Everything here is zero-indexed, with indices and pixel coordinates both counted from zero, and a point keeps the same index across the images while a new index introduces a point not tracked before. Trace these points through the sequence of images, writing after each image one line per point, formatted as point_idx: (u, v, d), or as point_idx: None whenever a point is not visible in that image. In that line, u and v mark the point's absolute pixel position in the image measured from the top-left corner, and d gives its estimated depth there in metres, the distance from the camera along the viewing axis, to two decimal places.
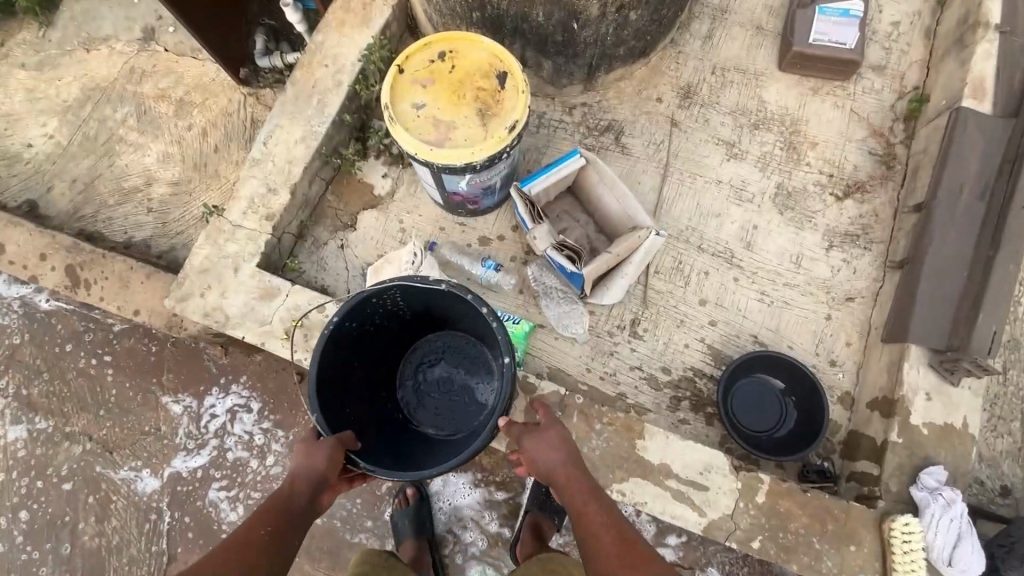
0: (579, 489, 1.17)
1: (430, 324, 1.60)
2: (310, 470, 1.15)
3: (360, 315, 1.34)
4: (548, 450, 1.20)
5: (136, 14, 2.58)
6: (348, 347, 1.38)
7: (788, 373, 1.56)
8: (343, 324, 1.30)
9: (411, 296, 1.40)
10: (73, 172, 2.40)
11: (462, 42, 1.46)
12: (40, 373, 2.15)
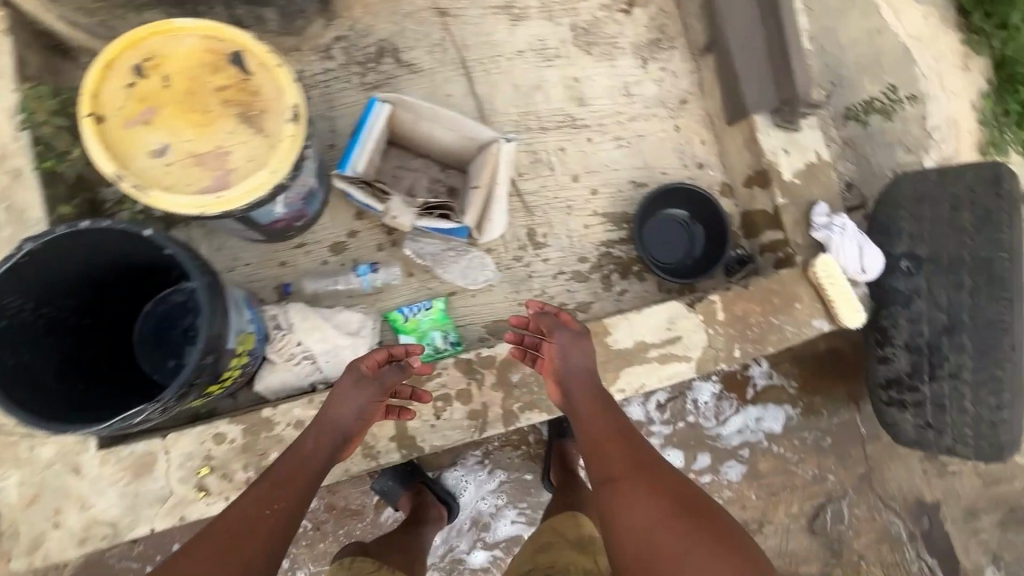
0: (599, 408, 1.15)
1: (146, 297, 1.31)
2: (348, 404, 1.11)
3: (48, 343, 1.12)
4: (578, 355, 1.21)
5: None
6: (66, 381, 1.13)
7: (678, 199, 1.64)
8: (43, 358, 1.10)
9: (56, 292, 1.12)
10: None
11: (153, 42, 1.06)
12: None
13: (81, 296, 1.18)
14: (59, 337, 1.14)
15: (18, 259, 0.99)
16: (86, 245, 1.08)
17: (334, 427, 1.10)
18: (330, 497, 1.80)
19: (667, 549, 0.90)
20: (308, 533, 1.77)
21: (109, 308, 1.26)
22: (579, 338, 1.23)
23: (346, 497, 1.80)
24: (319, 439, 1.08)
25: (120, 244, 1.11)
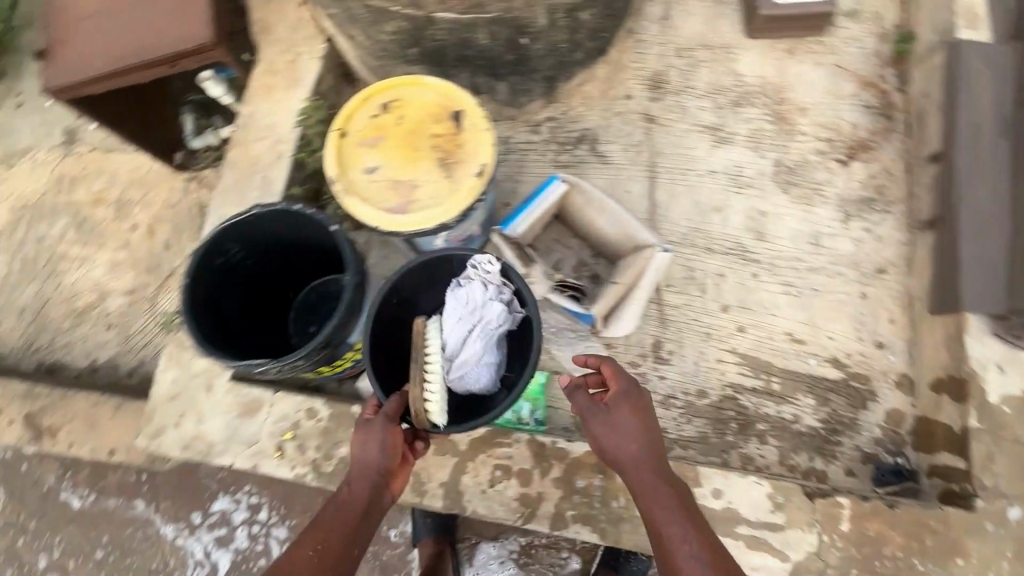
0: (646, 480, 1.03)
1: (293, 257, 1.37)
2: (370, 444, 1.06)
3: (227, 281, 1.28)
4: (629, 426, 1.06)
5: (55, 119, 2.40)
6: (217, 308, 1.26)
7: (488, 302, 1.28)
8: (216, 307, 1.26)
9: (236, 234, 1.23)
10: (19, 303, 2.22)
11: (403, 88, 1.29)
12: (29, 528, 1.96)
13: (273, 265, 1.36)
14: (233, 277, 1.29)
15: (223, 228, 1.20)
16: (286, 219, 1.23)
17: (369, 468, 1.05)
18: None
19: None
20: None
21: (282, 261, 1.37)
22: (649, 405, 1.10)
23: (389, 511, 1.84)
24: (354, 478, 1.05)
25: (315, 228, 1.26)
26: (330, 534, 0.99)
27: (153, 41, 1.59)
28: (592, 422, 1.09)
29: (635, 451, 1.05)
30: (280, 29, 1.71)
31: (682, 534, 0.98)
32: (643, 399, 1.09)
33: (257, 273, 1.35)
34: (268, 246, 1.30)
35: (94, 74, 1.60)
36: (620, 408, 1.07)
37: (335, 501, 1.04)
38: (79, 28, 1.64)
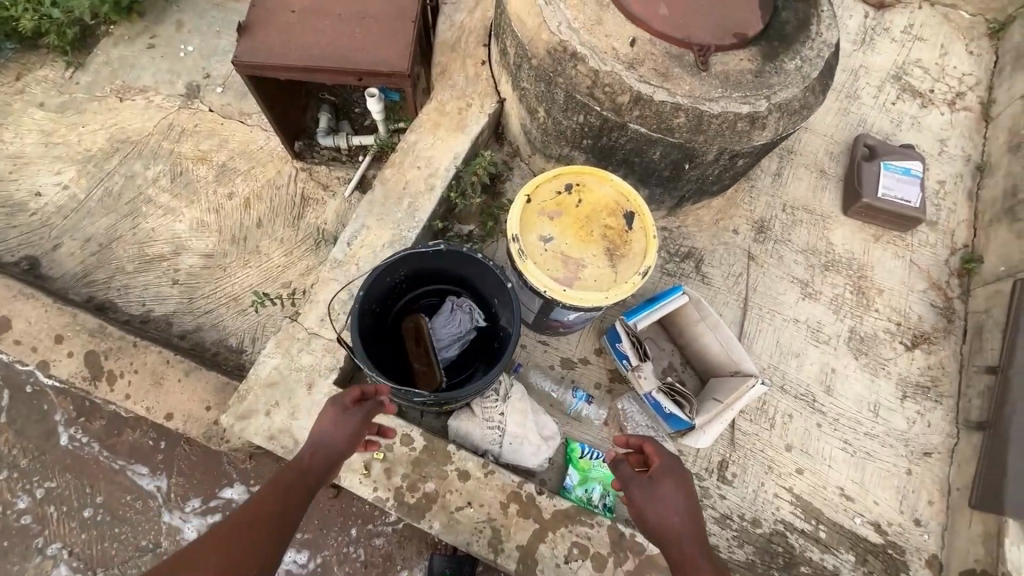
0: (690, 555, 1.00)
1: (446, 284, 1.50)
2: (340, 430, 1.15)
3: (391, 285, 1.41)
4: (676, 500, 1.06)
5: (181, 69, 2.45)
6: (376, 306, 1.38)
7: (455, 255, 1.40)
8: (373, 293, 1.35)
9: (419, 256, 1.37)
10: (86, 232, 2.17)
11: (589, 177, 1.43)
12: (18, 466, 1.83)
13: (425, 277, 1.48)
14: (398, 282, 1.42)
15: (422, 249, 1.34)
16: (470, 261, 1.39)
17: (334, 447, 1.13)
18: (405, 532, 1.83)
19: None
20: (356, 563, 1.79)
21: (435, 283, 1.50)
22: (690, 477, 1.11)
23: (408, 550, 1.81)
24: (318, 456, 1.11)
25: (487, 281, 1.42)
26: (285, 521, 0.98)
27: (351, 54, 1.72)
28: (634, 492, 1.08)
29: (677, 517, 1.04)
30: (457, 77, 1.85)
31: None
32: (686, 478, 1.10)
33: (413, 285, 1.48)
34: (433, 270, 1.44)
35: (285, 64, 1.69)
36: (665, 482, 1.07)
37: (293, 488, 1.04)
38: (282, 17, 1.76)
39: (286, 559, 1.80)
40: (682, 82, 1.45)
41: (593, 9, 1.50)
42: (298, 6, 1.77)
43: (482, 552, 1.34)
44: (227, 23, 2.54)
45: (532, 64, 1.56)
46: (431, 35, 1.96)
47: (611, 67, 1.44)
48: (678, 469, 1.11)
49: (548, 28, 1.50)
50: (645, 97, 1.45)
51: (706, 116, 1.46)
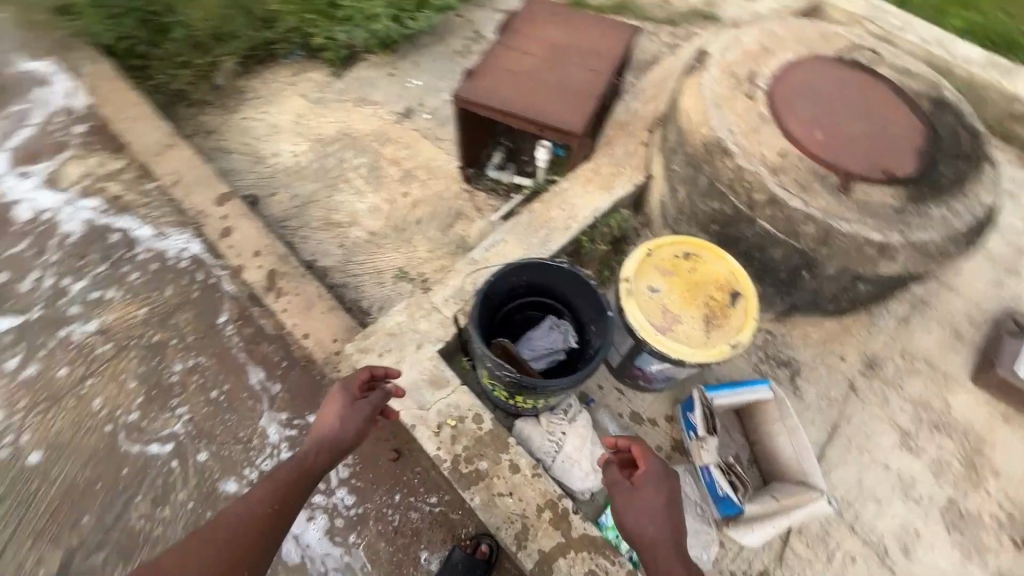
0: (661, 554, 1.25)
1: (554, 305, 1.72)
2: (343, 424, 1.45)
3: (510, 287, 1.66)
4: (654, 506, 1.30)
5: (405, 96, 3.11)
6: (494, 299, 1.64)
7: (568, 278, 1.61)
8: (496, 287, 1.61)
9: (541, 270, 1.62)
10: (296, 190, 2.77)
11: (708, 252, 1.59)
12: (184, 340, 2.31)
13: (540, 292, 1.71)
14: (517, 288, 1.68)
15: (555, 262, 1.58)
16: (581, 287, 1.60)
17: (337, 438, 1.45)
18: (439, 517, 1.96)
19: None
20: (389, 526, 1.94)
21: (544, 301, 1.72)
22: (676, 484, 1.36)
23: (436, 535, 1.93)
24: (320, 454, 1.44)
25: (590, 310, 1.62)
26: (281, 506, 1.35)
27: (541, 110, 2.11)
28: (621, 495, 1.33)
29: (655, 516, 1.29)
30: (618, 149, 2.16)
31: None
32: (667, 486, 1.34)
33: (527, 296, 1.72)
34: (548, 287, 1.68)
35: (489, 105, 2.14)
36: (645, 487, 1.32)
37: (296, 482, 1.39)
38: (499, 72, 2.23)
39: (336, 495, 1.99)
40: (819, 197, 1.59)
41: (754, 120, 1.72)
42: (514, 68, 2.25)
43: (507, 542, 1.44)
44: (450, 72, 3.22)
45: (686, 151, 1.81)
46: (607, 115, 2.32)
47: (756, 168, 1.63)
48: (660, 477, 1.34)
49: (709, 125, 1.73)
50: (780, 201, 1.60)
51: (834, 233, 1.57)
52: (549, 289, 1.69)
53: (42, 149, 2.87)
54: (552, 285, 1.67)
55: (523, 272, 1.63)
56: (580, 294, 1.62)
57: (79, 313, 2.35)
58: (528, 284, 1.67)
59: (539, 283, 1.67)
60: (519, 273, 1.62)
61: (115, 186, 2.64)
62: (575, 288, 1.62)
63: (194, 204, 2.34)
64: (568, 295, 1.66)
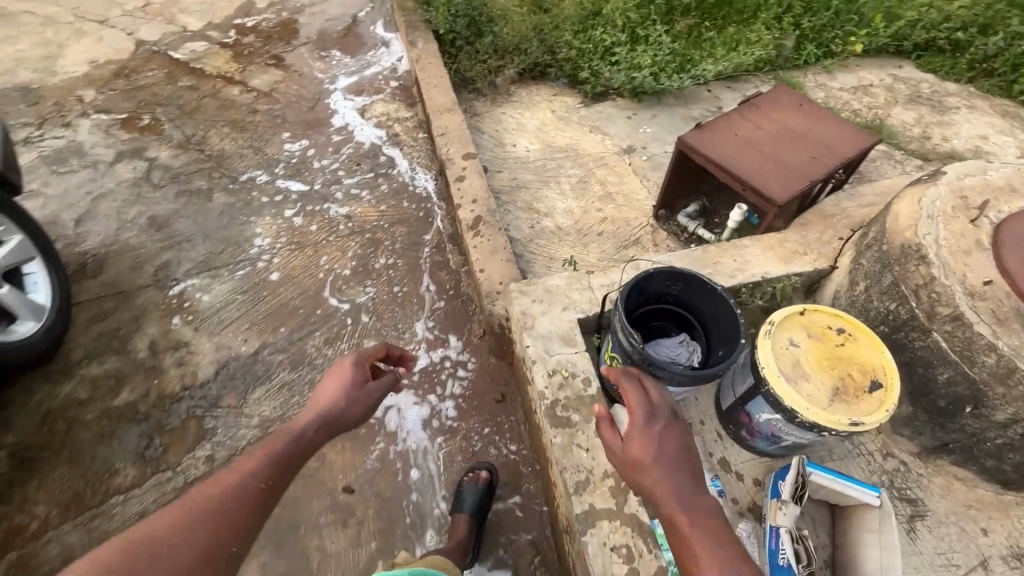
0: (668, 491, 1.24)
1: (693, 323, 1.81)
2: (348, 400, 1.57)
3: (662, 290, 1.79)
4: (649, 445, 1.31)
5: (633, 138, 3.53)
6: (645, 292, 1.77)
7: (718, 304, 1.69)
8: (651, 283, 1.75)
9: (696, 287, 1.72)
10: (516, 175, 3.31)
11: (865, 337, 1.60)
12: (393, 245, 2.94)
13: (686, 306, 1.82)
14: (668, 293, 1.80)
15: (715, 285, 1.67)
16: (725, 316, 1.68)
17: (340, 416, 1.54)
18: (511, 463, 2.18)
19: None
20: (470, 448, 2.22)
21: (686, 315, 1.82)
22: (670, 420, 1.36)
23: (502, 475, 2.14)
24: (319, 429, 1.49)
25: (724, 339, 1.70)
26: (274, 479, 1.30)
27: (752, 173, 2.30)
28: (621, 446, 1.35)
29: (651, 452, 1.30)
30: (812, 233, 2.24)
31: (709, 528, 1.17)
32: (659, 417, 1.37)
33: (672, 304, 1.83)
34: (695, 305, 1.78)
35: (707, 154, 2.39)
36: (636, 430, 1.34)
37: (291, 455, 1.39)
38: (727, 133, 2.48)
39: (444, 403, 2.34)
40: (1013, 334, 1.51)
41: (968, 241, 1.69)
42: (742, 134, 2.48)
43: (568, 484, 1.60)
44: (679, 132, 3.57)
45: (881, 248, 1.83)
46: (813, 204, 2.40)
47: (950, 282, 1.61)
48: (644, 415, 1.37)
49: (916, 231, 1.75)
50: (965, 320, 1.56)
51: (1019, 374, 1.48)
52: (696, 307, 1.78)
53: (366, 89, 3.94)
54: (700, 305, 1.77)
55: (679, 282, 1.74)
56: (722, 322, 1.70)
57: (340, 201, 3.17)
58: (679, 294, 1.78)
59: (689, 298, 1.77)
60: (676, 280, 1.74)
61: (399, 128, 3.63)
62: (719, 316, 1.70)
63: (448, 152, 2.93)
64: (710, 319, 1.75)
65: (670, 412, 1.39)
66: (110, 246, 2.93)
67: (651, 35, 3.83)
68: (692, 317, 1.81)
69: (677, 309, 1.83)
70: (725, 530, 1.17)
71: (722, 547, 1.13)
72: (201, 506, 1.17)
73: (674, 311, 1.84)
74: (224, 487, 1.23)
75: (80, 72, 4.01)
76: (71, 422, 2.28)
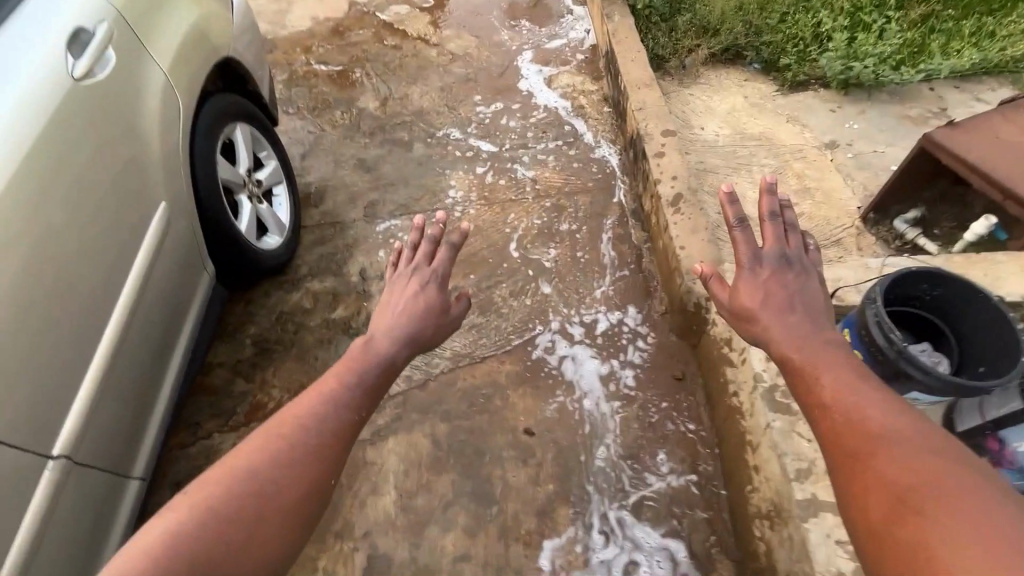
0: (779, 337, 1.55)
1: (944, 334, 1.65)
2: (422, 322, 1.87)
3: (912, 295, 1.65)
4: (756, 295, 1.63)
5: (836, 132, 3.27)
6: (893, 295, 1.64)
7: (986, 315, 1.53)
8: (903, 285, 1.62)
9: (958, 294, 1.58)
10: (704, 159, 3.19)
11: None
12: (576, 212, 3.02)
13: (936, 315, 1.65)
14: (918, 299, 1.66)
15: (990, 295, 1.51)
16: (994, 330, 1.52)
17: (396, 332, 1.82)
18: (689, 440, 2.18)
19: (892, 475, 1.14)
20: (647, 418, 2.25)
21: (934, 326, 1.66)
22: (772, 265, 1.66)
23: (679, 450, 2.16)
24: (400, 351, 1.79)
25: (989, 356, 1.54)
26: (324, 391, 1.57)
27: (1020, 181, 2.04)
28: (731, 299, 1.68)
29: (756, 298, 1.63)
30: None
31: (836, 390, 1.36)
32: (766, 266, 1.67)
33: (919, 313, 1.68)
34: (951, 314, 1.62)
35: (961, 154, 2.15)
36: (745, 284, 1.67)
37: (342, 373, 1.65)
38: (986, 135, 2.22)
39: (623, 372, 2.40)
40: None
41: None
42: (1005, 137, 2.20)
43: (788, 470, 1.57)
44: (892, 131, 3.24)
45: None
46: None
47: None
48: (750, 265, 1.69)
49: None
50: None
51: None
52: (950, 317, 1.63)
53: (552, 60, 4.02)
54: (957, 314, 1.61)
55: (937, 286, 1.60)
56: (989, 336, 1.53)
57: (526, 164, 3.30)
58: (932, 300, 1.64)
59: (945, 305, 1.62)
60: (934, 285, 1.60)
61: (584, 101, 3.68)
62: (986, 328, 1.54)
63: (646, 127, 2.92)
64: (970, 332, 1.59)
65: (773, 262, 1.68)
66: (328, 181, 3.31)
67: (874, 22, 3.51)
68: (944, 329, 1.64)
69: (924, 317, 1.67)
70: (844, 367, 1.41)
71: (841, 372, 1.39)
72: (285, 444, 1.39)
73: (920, 320, 1.68)
74: (309, 428, 1.45)
75: (305, 27, 4.52)
76: (299, 325, 2.65)
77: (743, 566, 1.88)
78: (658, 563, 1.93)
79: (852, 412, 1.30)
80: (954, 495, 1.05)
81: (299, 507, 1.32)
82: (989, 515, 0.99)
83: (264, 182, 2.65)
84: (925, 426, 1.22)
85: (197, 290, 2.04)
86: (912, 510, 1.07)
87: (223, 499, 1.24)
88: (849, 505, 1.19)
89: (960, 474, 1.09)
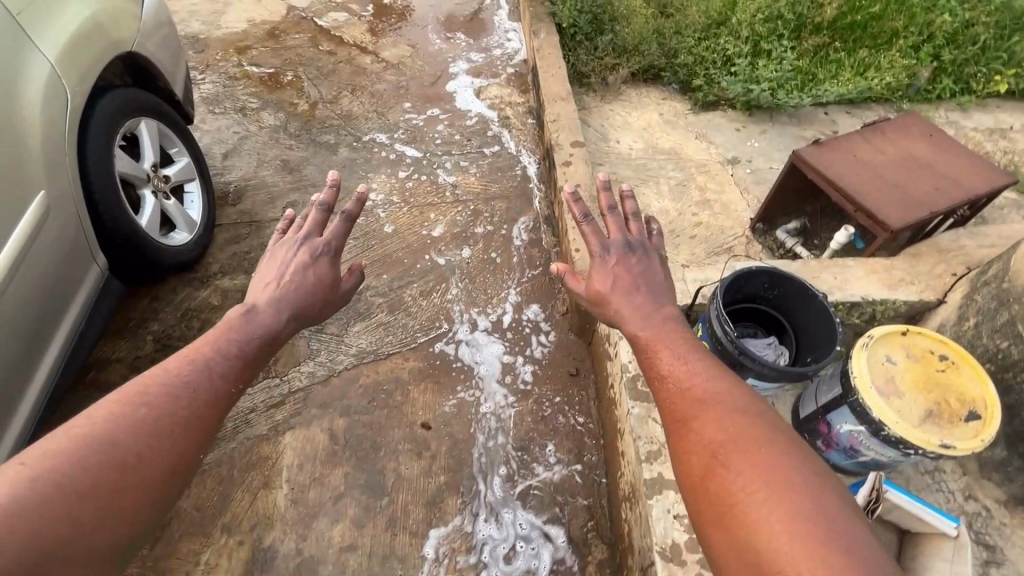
0: (625, 309, 1.62)
1: (785, 328, 1.82)
2: (309, 297, 1.87)
3: (759, 292, 1.82)
4: (608, 282, 1.67)
5: (739, 149, 3.51)
6: (742, 291, 1.81)
7: (814, 310, 1.71)
8: (748, 282, 1.79)
9: (793, 291, 1.75)
10: (616, 170, 3.37)
11: (968, 368, 1.58)
12: (492, 217, 3.13)
13: (779, 311, 1.83)
14: (763, 296, 1.83)
15: (819, 293, 1.68)
16: (820, 324, 1.70)
17: (282, 301, 1.80)
18: (577, 433, 2.29)
19: (711, 444, 1.22)
20: (540, 412, 2.35)
21: (779, 321, 1.84)
22: (619, 251, 1.72)
23: (568, 441, 2.27)
24: (286, 323, 1.78)
25: (816, 348, 1.71)
26: (190, 354, 1.55)
27: (868, 195, 2.27)
28: (588, 288, 1.72)
29: (606, 283, 1.67)
30: (922, 264, 2.17)
31: (673, 362, 1.44)
32: (615, 252, 1.73)
33: (766, 309, 1.85)
34: (791, 310, 1.80)
35: (821, 169, 2.37)
36: (598, 272, 1.71)
37: (213, 339, 1.62)
38: (846, 153, 2.46)
39: (522, 368, 2.50)
40: None
41: None
42: (862, 156, 2.44)
43: (641, 453, 1.70)
44: (789, 149, 3.51)
45: (1001, 285, 1.76)
46: (927, 236, 2.32)
47: None
48: (605, 251, 1.73)
49: None
50: None
51: None
52: (790, 313, 1.81)
53: (484, 71, 4.17)
54: (794, 310, 1.79)
55: (778, 283, 1.77)
56: (817, 329, 1.71)
57: (448, 170, 3.40)
58: (775, 297, 1.81)
59: (786, 302, 1.80)
60: (775, 283, 1.78)
61: (510, 111, 3.82)
62: (814, 322, 1.72)
63: (558, 138, 3.08)
64: (804, 326, 1.76)
65: (620, 246, 1.74)
66: (249, 180, 3.32)
67: (775, 50, 3.82)
68: (785, 324, 1.82)
69: (770, 312, 1.85)
70: (677, 333, 1.54)
71: (675, 347, 1.47)
72: (151, 405, 1.36)
73: (767, 315, 1.86)
74: (175, 391, 1.42)
75: (240, 28, 4.50)
76: (204, 322, 2.64)
77: (614, 549, 2.00)
78: (537, 547, 2.02)
79: (683, 388, 1.37)
80: (761, 473, 1.12)
81: (159, 488, 1.28)
82: (803, 501, 1.05)
83: (173, 178, 2.63)
84: (740, 400, 1.30)
85: (83, 279, 2.04)
86: (732, 491, 1.12)
87: (65, 477, 1.16)
88: (679, 479, 1.25)
89: (769, 449, 1.17)
